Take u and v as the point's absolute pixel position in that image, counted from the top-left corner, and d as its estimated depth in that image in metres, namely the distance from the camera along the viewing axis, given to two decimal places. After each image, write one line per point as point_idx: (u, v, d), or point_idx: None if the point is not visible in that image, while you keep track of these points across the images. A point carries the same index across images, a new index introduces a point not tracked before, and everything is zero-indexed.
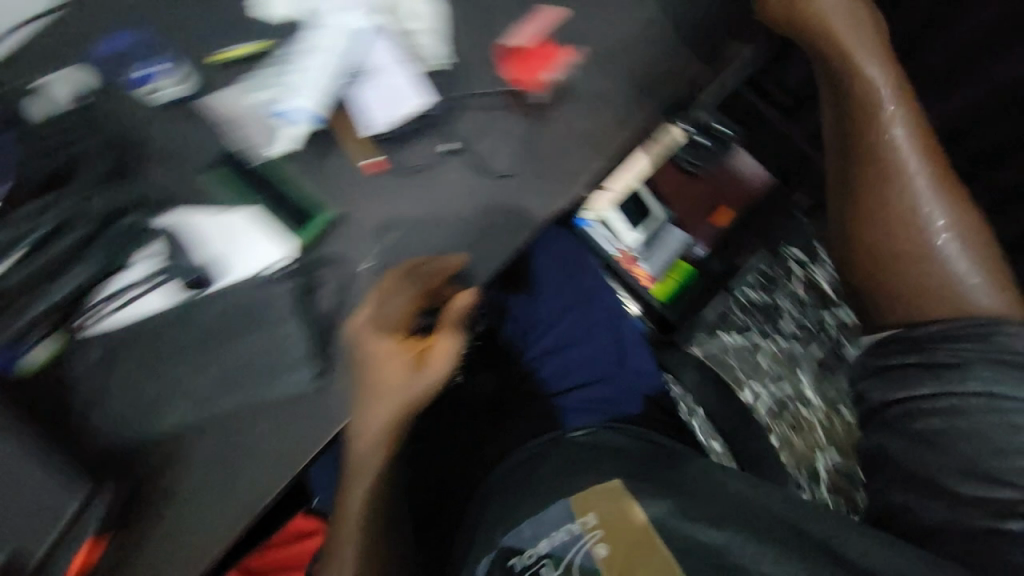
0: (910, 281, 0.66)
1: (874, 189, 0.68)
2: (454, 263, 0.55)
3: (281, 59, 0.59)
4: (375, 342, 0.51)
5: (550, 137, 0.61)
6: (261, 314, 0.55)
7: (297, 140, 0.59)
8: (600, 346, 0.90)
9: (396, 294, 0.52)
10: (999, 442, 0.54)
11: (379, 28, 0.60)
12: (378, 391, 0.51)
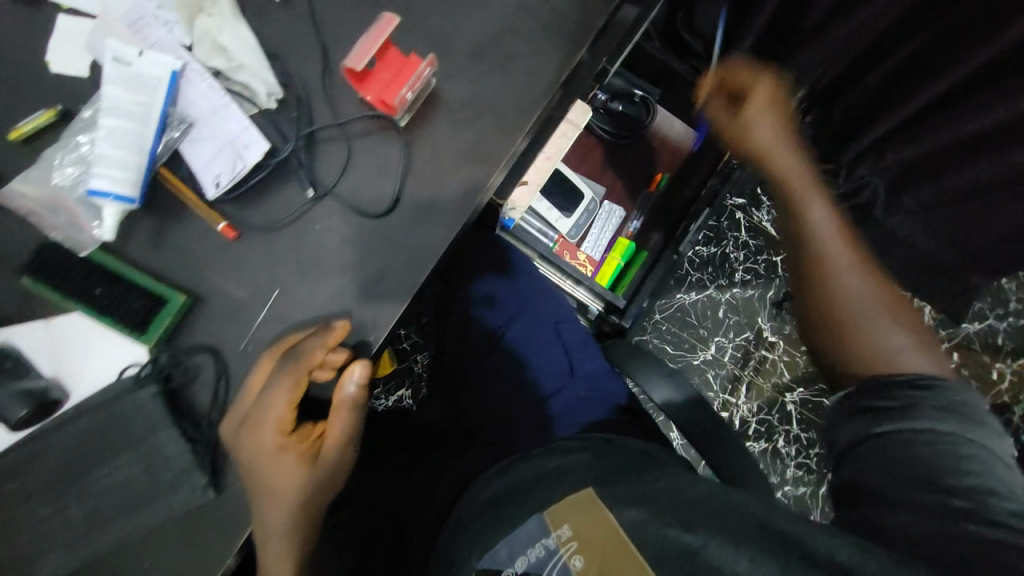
0: (844, 337, 0.56)
1: (824, 258, 0.58)
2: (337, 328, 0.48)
3: (76, 126, 0.47)
4: (262, 432, 0.46)
5: (428, 157, 0.54)
6: (127, 425, 0.46)
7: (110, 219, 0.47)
8: (547, 347, 0.86)
9: (276, 375, 0.46)
10: (954, 466, 0.45)
11: (192, 71, 0.49)
12: (285, 476, 0.47)
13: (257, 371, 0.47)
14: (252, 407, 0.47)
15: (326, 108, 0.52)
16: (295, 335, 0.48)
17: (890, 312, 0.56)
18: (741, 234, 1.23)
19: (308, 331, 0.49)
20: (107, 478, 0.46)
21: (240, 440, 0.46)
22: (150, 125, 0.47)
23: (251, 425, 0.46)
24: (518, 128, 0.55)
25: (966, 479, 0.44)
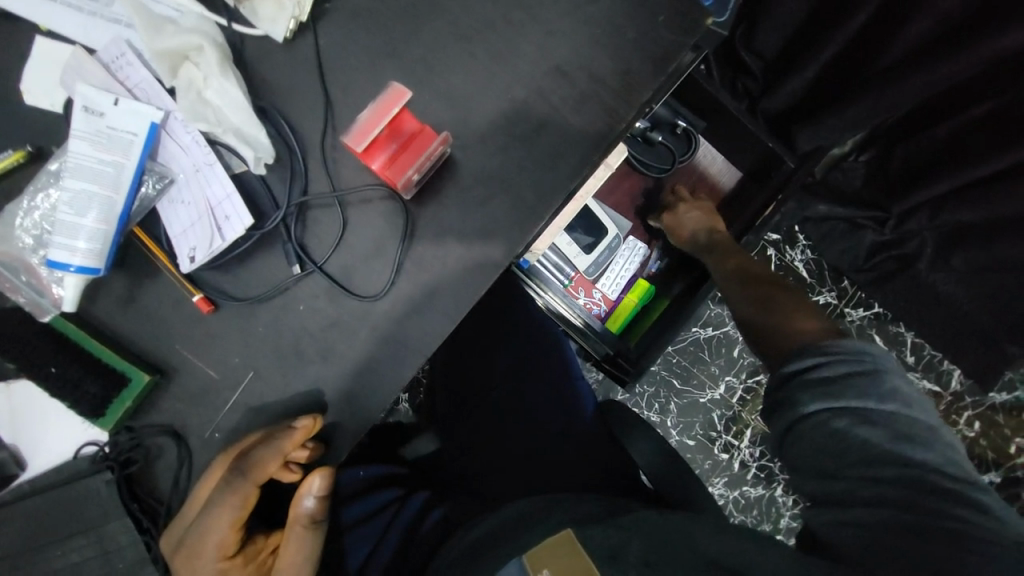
0: (753, 304, 0.73)
1: (754, 291, 0.76)
2: (292, 436, 0.43)
3: (45, 179, 0.43)
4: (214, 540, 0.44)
5: (428, 221, 0.48)
6: (83, 506, 0.44)
7: (70, 289, 0.42)
8: (546, 404, 0.79)
9: (222, 488, 0.44)
10: (860, 452, 0.42)
11: (175, 124, 0.44)
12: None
13: (204, 479, 0.44)
14: (197, 516, 0.44)
15: (321, 170, 0.46)
16: (246, 440, 0.44)
17: (795, 300, 0.70)
18: None
19: (261, 433, 0.45)
20: (58, 559, 0.44)
21: (188, 548, 0.45)
22: (122, 188, 0.41)
23: (200, 541, 0.44)
24: (536, 207, 0.49)
25: (859, 455, 0.42)
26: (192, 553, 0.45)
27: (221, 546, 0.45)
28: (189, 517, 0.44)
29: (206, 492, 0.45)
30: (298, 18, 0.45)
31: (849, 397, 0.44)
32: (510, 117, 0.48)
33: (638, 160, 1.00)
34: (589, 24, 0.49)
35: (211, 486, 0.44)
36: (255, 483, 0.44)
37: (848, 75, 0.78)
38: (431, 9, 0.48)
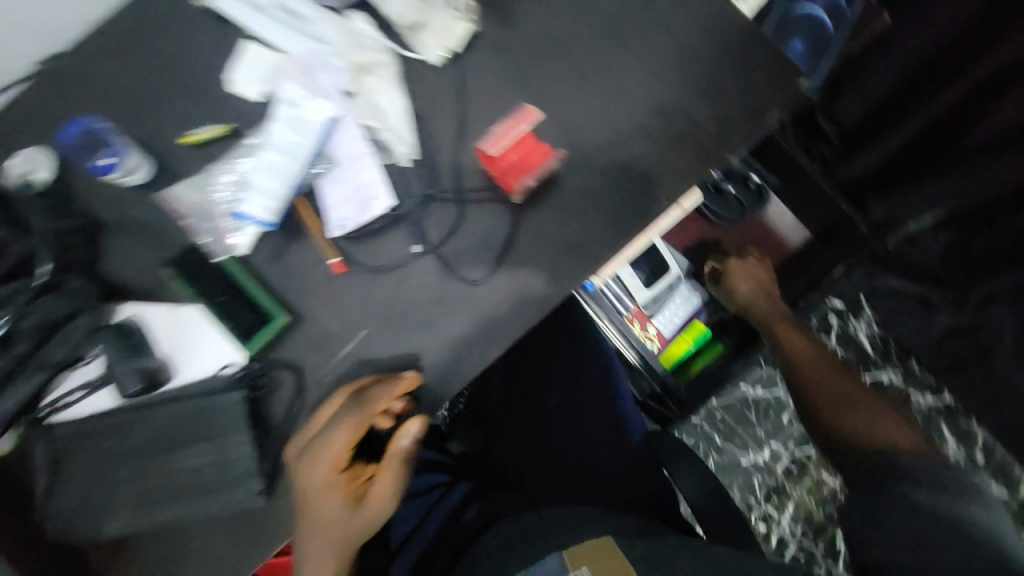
0: (828, 409, 0.73)
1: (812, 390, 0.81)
2: (403, 384, 0.51)
3: (242, 149, 0.54)
4: (324, 457, 0.51)
5: (530, 224, 0.55)
6: (209, 418, 0.51)
7: (249, 238, 0.53)
8: (597, 418, 0.84)
9: (341, 413, 0.50)
10: (937, 529, 0.54)
11: (346, 120, 0.54)
12: (331, 506, 0.51)
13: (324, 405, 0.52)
14: (313, 436, 0.51)
15: (449, 172, 0.55)
16: (365, 378, 0.52)
17: (877, 408, 0.70)
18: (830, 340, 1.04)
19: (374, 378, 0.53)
20: (176, 462, 0.51)
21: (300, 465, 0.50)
22: (302, 163, 0.52)
23: (313, 456, 0.50)
24: (625, 226, 0.55)
25: (938, 532, 0.54)
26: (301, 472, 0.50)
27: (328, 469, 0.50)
28: (306, 435, 0.51)
29: (326, 415, 0.51)
30: (451, 50, 0.56)
31: (944, 492, 0.57)
32: (613, 146, 0.56)
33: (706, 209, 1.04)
34: (693, 75, 0.56)
35: (329, 414, 0.51)
36: (366, 414, 0.50)
37: (930, 155, 0.85)
38: (559, 51, 0.57)
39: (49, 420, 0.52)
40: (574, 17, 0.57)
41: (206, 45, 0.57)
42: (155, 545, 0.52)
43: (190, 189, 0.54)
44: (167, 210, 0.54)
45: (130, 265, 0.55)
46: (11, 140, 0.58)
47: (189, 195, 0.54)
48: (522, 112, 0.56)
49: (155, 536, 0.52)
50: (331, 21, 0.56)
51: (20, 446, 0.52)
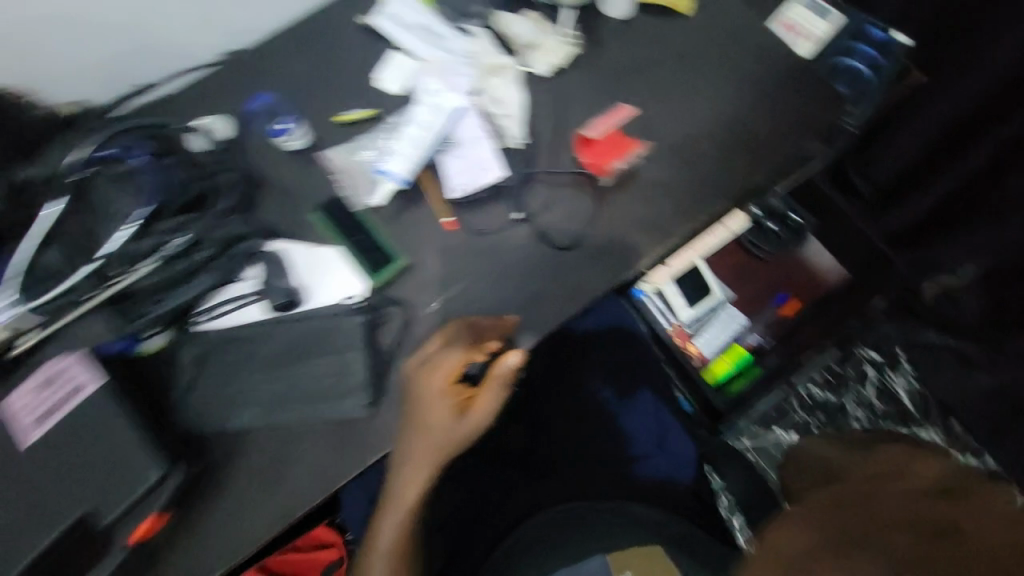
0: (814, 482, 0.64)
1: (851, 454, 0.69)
2: (508, 323, 0.61)
3: (388, 127, 0.67)
4: (432, 372, 0.57)
5: (613, 204, 0.65)
6: (336, 336, 0.61)
7: (386, 194, 0.65)
8: (632, 418, 0.94)
9: (455, 336, 0.59)
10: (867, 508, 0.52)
11: (470, 109, 0.66)
12: (432, 420, 0.58)
13: (441, 331, 0.60)
14: (431, 356, 0.58)
15: (545, 157, 0.67)
16: (476, 315, 0.61)
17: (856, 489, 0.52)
18: (867, 390, 1.06)
19: (482, 317, 0.62)
20: (302, 370, 0.60)
21: (417, 378, 0.58)
22: (434, 138, 0.64)
23: (429, 367, 0.58)
24: (692, 213, 0.66)
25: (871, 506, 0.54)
26: (418, 384, 0.58)
27: (442, 385, 0.57)
28: (425, 354, 0.59)
29: (442, 337, 0.60)
30: (557, 66, 0.69)
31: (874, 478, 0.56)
32: (683, 149, 0.67)
33: (750, 243, 1.10)
34: (752, 101, 0.69)
35: (446, 339, 0.59)
36: (475, 340, 0.59)
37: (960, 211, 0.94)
38: (644, 73, 0.70)
39: (197, 326, 0.61)
40: (655, 49, 0.71)
41: (362, 48, 0.71)
42: (265, 441, 0.59)
43: (342, 151, 0.67)
44: (319, 170, 0.67)
45: (280, 210, 0.66)
46: (194, 104, 0.71)
47: (340, 156, 0.67)
48: (618, 110, 0.68)
49: (270, 436, 0.59)
50: (464, 39, 0.70)
51: (168, 346, 0.61)
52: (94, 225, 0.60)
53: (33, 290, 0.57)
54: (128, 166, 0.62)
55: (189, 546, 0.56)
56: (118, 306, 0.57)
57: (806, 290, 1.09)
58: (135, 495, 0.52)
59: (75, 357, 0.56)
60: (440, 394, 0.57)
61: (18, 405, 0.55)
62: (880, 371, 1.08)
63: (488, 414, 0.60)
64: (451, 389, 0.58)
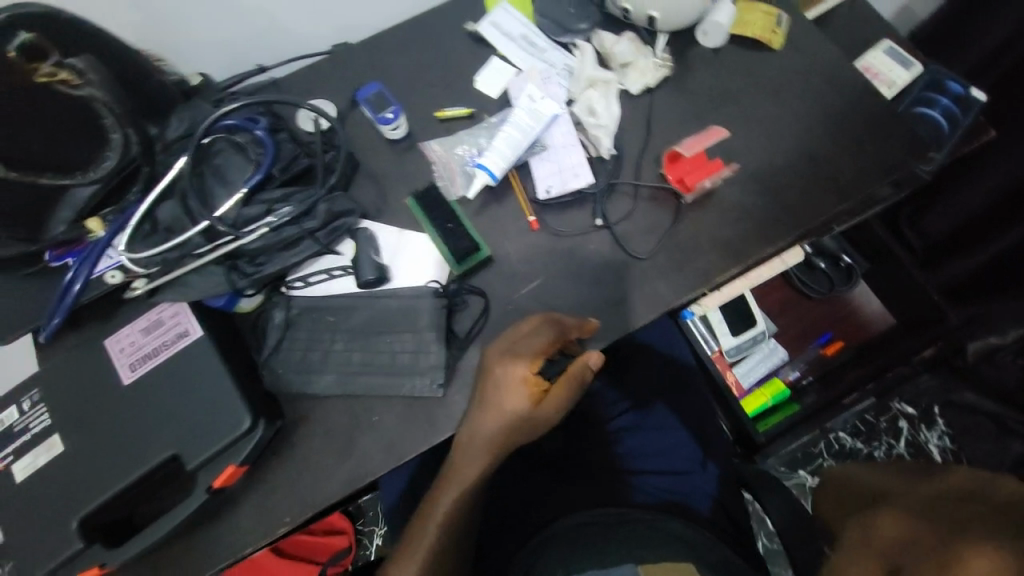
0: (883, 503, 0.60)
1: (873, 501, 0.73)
2: (589, 325, 0.62)
3: (484, 127, 0.72)
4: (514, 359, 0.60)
5: (693, 220, 0.67)
6: (417, 315, 0.63)
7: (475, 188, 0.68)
8: (677, 435, 0.86)
9: (539, 328, 0.60)
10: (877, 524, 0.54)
11: (563, 119, 0.70)
12: (505, 403, 0.60)
13: (524, 321, 0.61)
14: (514, 344, 0.60)
15: (630, 170, 0.70)
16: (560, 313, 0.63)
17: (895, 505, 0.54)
18: (895, 443, 1.16)
19: (564, 315, 0.63)
20: (382, 343, 0.63)
21: (498, 364, 0.60)
22: (528, 140, 0.68)
23: (510, 354, 0.60)
24: (771, 237, 0.67)
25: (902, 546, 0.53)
26: (500, 370, 0.59)
27: (522, 374, 0.59)
28: (507, 341, 0.60)
29: (525, 327, 0.61)
30: (648, 86, 0.72)
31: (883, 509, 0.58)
32: (766, 175, 0.69)
33: (799, 281, 1.13)
34: (839, 135, 0.70)
35: (529, 329, 0.61)
36: (558, 336, 0.60)
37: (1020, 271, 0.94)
38: (732, 100, 0.73)
39: (290, 291, 0.65)
40: (745, 78, 0.74)
41: (466, 55, 0.77)
42: (340, 406, 0.62)
43: (439, 144, 0.71)
44: (415, 160, 0.71)
45: (374, 193, 0.70)
46: (307, 91, 0.77)
47: (436, 149, 0.71)
48: (709, 132, 0.70)
49: (345, 403, 0.62)
50: (564, 53, 0.75)
51: (259, 307, 0.64)
52: (208, 185, 0.64)
53: (153, 241, 0.62)
54: (249, 136, 0.66)
55: (261, 496, 0.59)
56: (227, 264, 0.61)
57: (850, 337, 1.13)
58: (224, 440, 0.55)
59: (178, 305, 0.60)
60: (519, 382, 0.59)
61: (125, 341, 0.59)
62: (912, 427, 1.17)
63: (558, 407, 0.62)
64: (529, 379, 0.60)
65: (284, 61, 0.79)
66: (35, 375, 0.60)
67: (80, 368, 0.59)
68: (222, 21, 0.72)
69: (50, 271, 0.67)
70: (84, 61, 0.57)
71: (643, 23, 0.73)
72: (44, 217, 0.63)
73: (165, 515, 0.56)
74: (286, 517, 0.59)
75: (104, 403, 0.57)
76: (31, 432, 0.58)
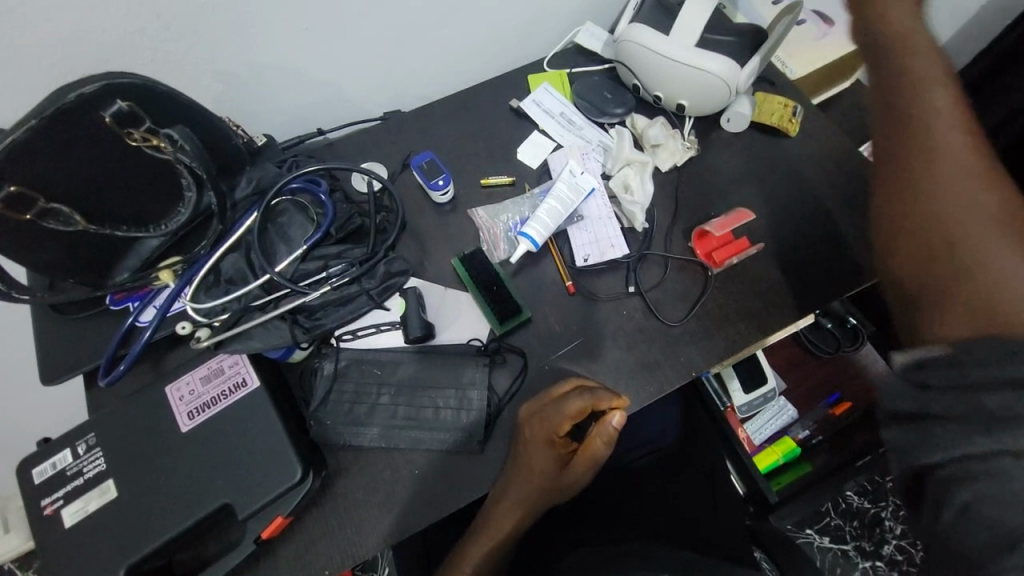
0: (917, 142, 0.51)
1: (932, 251, 0.47)
2: (620, 402, 0.61)
3: (526, 197, 0.78)
4: (543, 417, 0.62)
5: (722, 291, 0.72)
6: (461, 373, 0.67)
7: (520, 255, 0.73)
8: (694, 490, 0.84)
9: (571, 395, 0.62)
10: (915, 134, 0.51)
11: (599, 192, 0.77)
12: (536, 458, 0.62)
13: (558, 385, 0.65)
14: (545, 405, 0.63)
15: (662, 242, 0.75)
16: (591, 382, 0.64)
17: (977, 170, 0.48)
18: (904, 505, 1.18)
19: (598, 385, 0.64)
20: (427, 400, 0.66)
21: (528, 423, 0.63)
22: (567, 212, 0.74)
23: (539, 412, 0.62)
24: (793, 309, 0.72)
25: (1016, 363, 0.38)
26: (530, 429, 0.62)
27: (550, 433, 0.62)
28: (538, 405, 0.63)
29: (558, 391, 0.64)
30: (676, 164, 0.79)
31: None
32: (787, 250, 0.74)
33: (809, 342, 1.16)
34: (852, 216, 0.77)
35: (562, 393, 0.63)
36: (589, 403, 0.61)
37: None
38: (755, 181, 0.79)
39: (340, 343, 0.68)
40: (763, 160, 0.81)
41: (510, 128, 0.84)
42: (383, 458, 0.64)
43: (485, 212, 0.77)
44: (461, 223, 0.77)
45: (422, 252, 0.75)
46: (361, 153, 0.83)
47: (482, 216, 0.76)
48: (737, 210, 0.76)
49: (388, 456, 0.64)
50: (600, 132, 0.82)
51: (311, 358, 0.68)
52: (272, 243, 0.69)
53: (217, 292, 0.66)
54: (312, 197, 0.72)
55: (300, 547, 0.60)
56: (289, 318, 0.65)
57: (859, 398, 1.14)
58: (276, 490, 0.58)
59: (239, 356, 0.63)
60: (548, 441, 0.62)
61: (181, 388, 0.62)
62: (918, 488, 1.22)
63: (588, 467, 0.63)
64: (559, 438, 0.62)
65: (341, 125, 0.86)
66: (89, 418, 0.62)
67: (135, 413, 0.61)
68: (290, 90, 0.79)
69: (107, 316, 0.70)
70: (178, 132, 0.60)
71: (672, 108, 0.81)
72: (113, 265, 0.67)
73: (211, 562, 0.58)
74: (324, 569, 0.60)
75: (157, 450, 0.59)
76: (84, 475, 0.59)
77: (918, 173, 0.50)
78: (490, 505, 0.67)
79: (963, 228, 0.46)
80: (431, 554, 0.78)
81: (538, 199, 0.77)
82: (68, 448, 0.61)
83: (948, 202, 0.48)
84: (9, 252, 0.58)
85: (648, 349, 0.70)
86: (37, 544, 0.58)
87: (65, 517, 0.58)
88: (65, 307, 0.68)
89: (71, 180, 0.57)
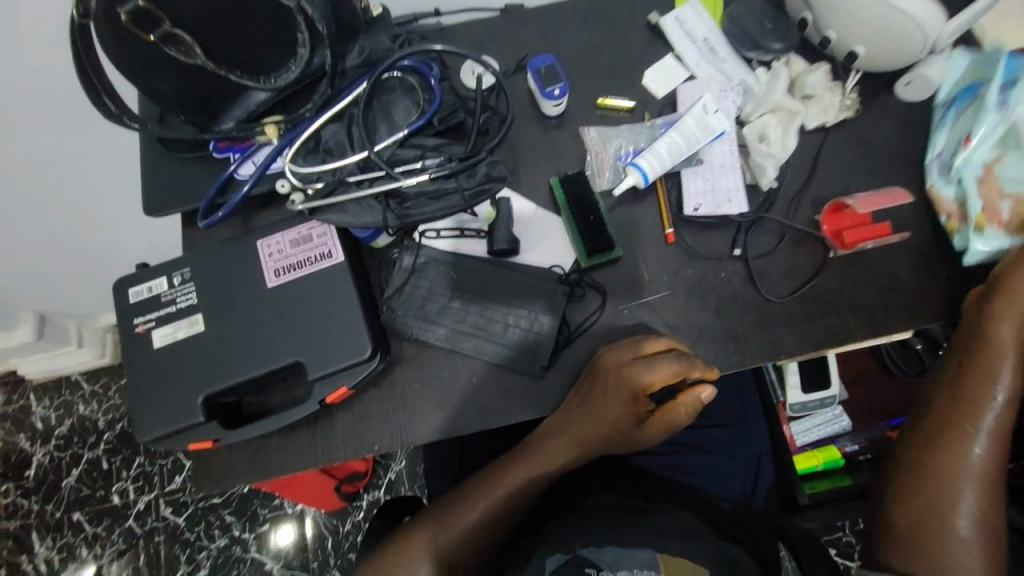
0: (960, 391, 0.63)
1: (921, 473, 0.63)
2: (712, 374, 0.60)
3: (646, 127, 0.70)
4: (633, 370, 0.61)
5: (838, 276, 0.64)
6: (536, 296, 0.64)
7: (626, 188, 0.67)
8: (733, 468, 0.82)
9: (667, 357, 0.60)
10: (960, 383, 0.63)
11: (727, 136, 0.68)
12: (614, 405, 0.63)
13: (651, 341, 0.62)
14: (637, 359, 0.61)
15: (784, 208, 0.67)
16: (687, 347, 0.63)
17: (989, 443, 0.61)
18: None
19: (694, 353, 0.63)
20: (499, 315, 0.64)
21: (616, 373, 0.61)
22: (688, 151, 0.66)
23: (632, 365, 0.61)
24: (914, 313, 0.63)
25: None
26: (614, 382, 0.61)
27: (637, 390, 0.61)
28: (629, 355, 0.61)
29: (651, 347, 0.61)
30: (825, 124, 0.69)
31: None
32: (926, 247, 0.65)
33: (891, 358, 1.06)
34: None
35: (653, 352, 0.61)
36: (683, 370, 0.60)
37: None
38: (913, 161, 0.68)
39: (422, 239, 0.67)
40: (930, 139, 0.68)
41: (642, 45, 0.74)
42: (445, 359, 0.64)
43: (598, 135, 0.70)
44: (565, 141, 0.71)
45: (519, 165, 0.70)
46: (474, 44, 0.76)
47: (593, 138, 0.70)
48: (883, 192, 0.66)
49: (448, 358, 0.64)
50: (745, 68, 0.71)
51: (391, 246, 0.68)
52: (375, 121, 0.66)
53: (314, 160, 0.66)
54: (421, 80, 0.67)
55: (357, 419, 0.63)
56: (380, 201, 0.63)
57: None
58: (347, 362, 0.60)
59: (329, 227, 0.64)
60: (630, 395, 0.62)
61: (271, 245, 0.64)
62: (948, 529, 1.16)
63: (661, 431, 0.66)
64: (643, 394, 0.62)
65: (459, 9, 0.79)
66: (184, 255, 0.65)
67: (228, 259, 0.63)
68: None
69: (207, 161, 0.71)
70: None
71: (841, 56, 0.69)
72: (220, 111, 0.66)
73: (276, 411, 0.62)
74: (376, 444, 0.63)
75: (243, 299, 0.62)
76: (177, 304, 0.63)
77: (939, 418, 0.64)
78: (545, 432, 0.68)
79: (954, 472, 0.61)
80: (464, 460, 0.80)
81: (656, 132, 0.69)
82: (164, 277, 0.64)
83: (953, 445, 0.62)
84: (131, 73, 0.59)
85: (738, 319, 0.64)
86: (130, 355, 0.63)
87: (156, 338, 0.63)
88: (172, 143, 0.70)
89: (198, 10, 0.55)
